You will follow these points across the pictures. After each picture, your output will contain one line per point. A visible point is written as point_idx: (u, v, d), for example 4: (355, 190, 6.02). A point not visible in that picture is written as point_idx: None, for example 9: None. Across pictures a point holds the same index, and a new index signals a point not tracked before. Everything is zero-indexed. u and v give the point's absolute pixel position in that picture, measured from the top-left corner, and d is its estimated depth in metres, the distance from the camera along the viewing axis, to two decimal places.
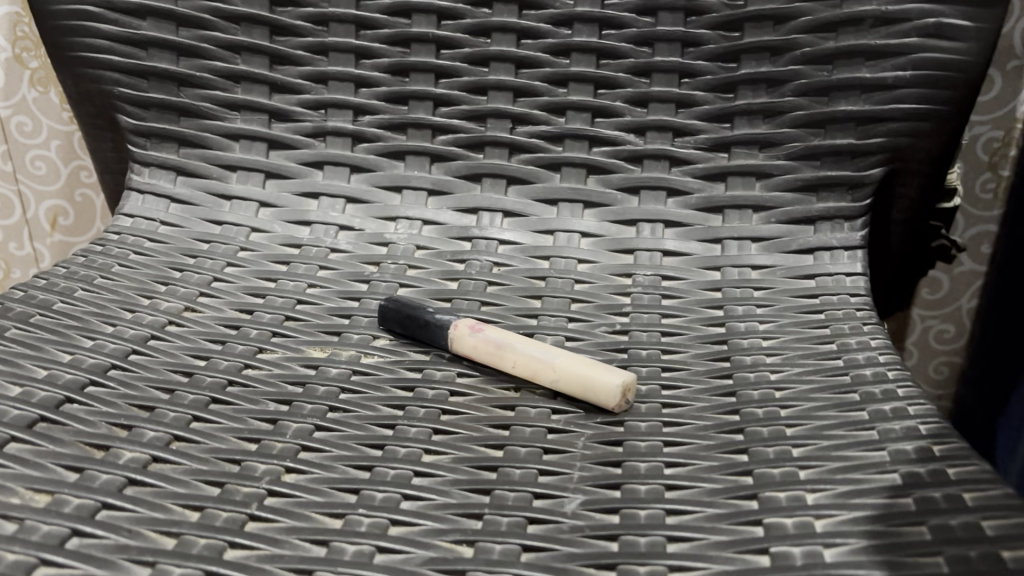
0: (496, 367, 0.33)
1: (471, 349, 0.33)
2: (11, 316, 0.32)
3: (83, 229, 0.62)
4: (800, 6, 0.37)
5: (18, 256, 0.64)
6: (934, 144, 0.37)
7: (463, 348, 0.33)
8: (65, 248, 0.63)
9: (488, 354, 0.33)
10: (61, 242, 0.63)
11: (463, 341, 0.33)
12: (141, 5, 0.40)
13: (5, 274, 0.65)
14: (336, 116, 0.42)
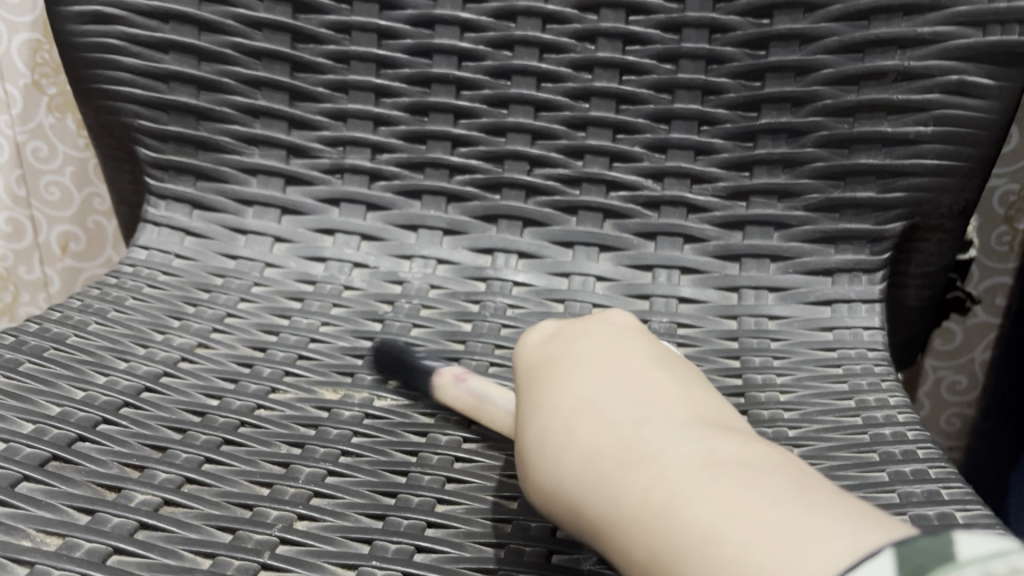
0: (475, 418, 0.31)
1: (453, 394, 0.32)
2: (25, 350, 0.32)
3: (93, 253, 0.63)
4: (823, 58, 0.37)
5: (26, 280, 0.64)
6: (954, 202, 0.37)
7: (446, 396, 0.32)
8: (73, 274, 0.64)
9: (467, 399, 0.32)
10: (70, 266, 0.63)
11: (444, 389, 0.32)
12: (163, 39, 0.40)
13: (13, 299, 0.65)
14: (353, 154, 0.42)
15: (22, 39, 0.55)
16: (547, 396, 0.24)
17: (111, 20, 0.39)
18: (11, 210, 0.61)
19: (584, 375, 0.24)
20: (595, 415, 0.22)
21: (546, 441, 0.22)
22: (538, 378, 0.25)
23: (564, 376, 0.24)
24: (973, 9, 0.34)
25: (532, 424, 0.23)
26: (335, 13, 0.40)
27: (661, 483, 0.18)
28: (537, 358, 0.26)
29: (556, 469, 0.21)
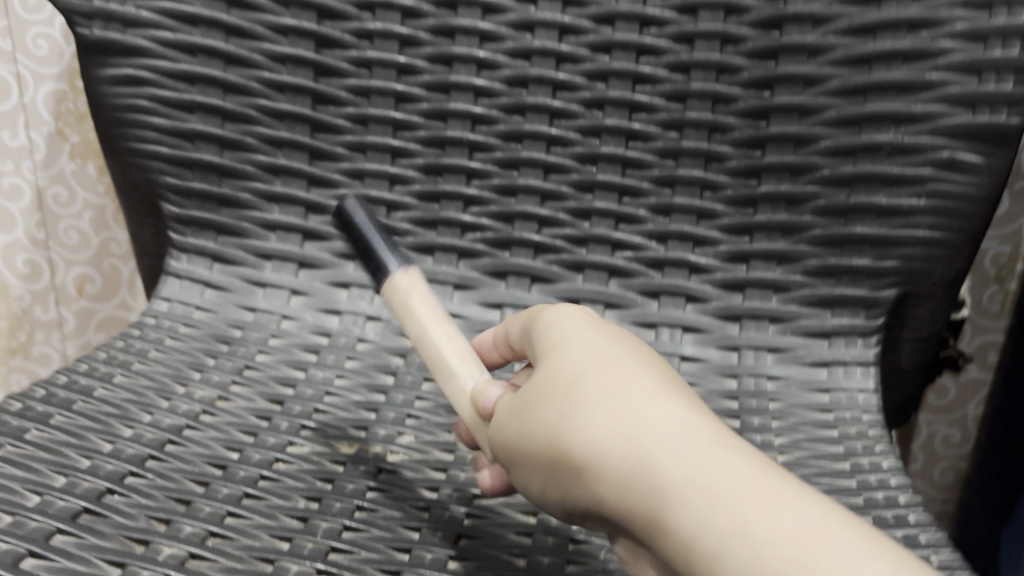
0: (425, 328, 0.32)
1: (411, 292, 0.33)
2: (55, 402, 0.33)
3: (108, 294, 0.65)
4: (820, 130, 0.39)
5: (43, 322, 0.65)
6: (946, 271, 0.39)
7: (404, 284, 0.33)
8: (87, 315, 0.66)
9: (420, 309, 0.33)
10: (86, 307, 0.65)
11: (401, 276, 0.34)
12: (191, 100, 0.42)
13: (28, 338, 0.66)
14: (369, 211, 0.44)
15: (47, 89, 0.57)
16: (576, 362, 0.25)
17: (142, 82, 0.41)
18: (31, 254, 0.62)
19: (613, 352, 0.25)
20: (623, 383, 0.23)
21: (563, 396, 0.24)
22: (550, 353, 0.27)
23: (575, 336, 0.27)
24: (963, 91, 0.35)
25: (552, 383, 0.25)
26: (355, 77, 0.42)
27: (668, 453, 0.20)
28: (556, 317, 0.30)
29: (568, 421, 0.23)
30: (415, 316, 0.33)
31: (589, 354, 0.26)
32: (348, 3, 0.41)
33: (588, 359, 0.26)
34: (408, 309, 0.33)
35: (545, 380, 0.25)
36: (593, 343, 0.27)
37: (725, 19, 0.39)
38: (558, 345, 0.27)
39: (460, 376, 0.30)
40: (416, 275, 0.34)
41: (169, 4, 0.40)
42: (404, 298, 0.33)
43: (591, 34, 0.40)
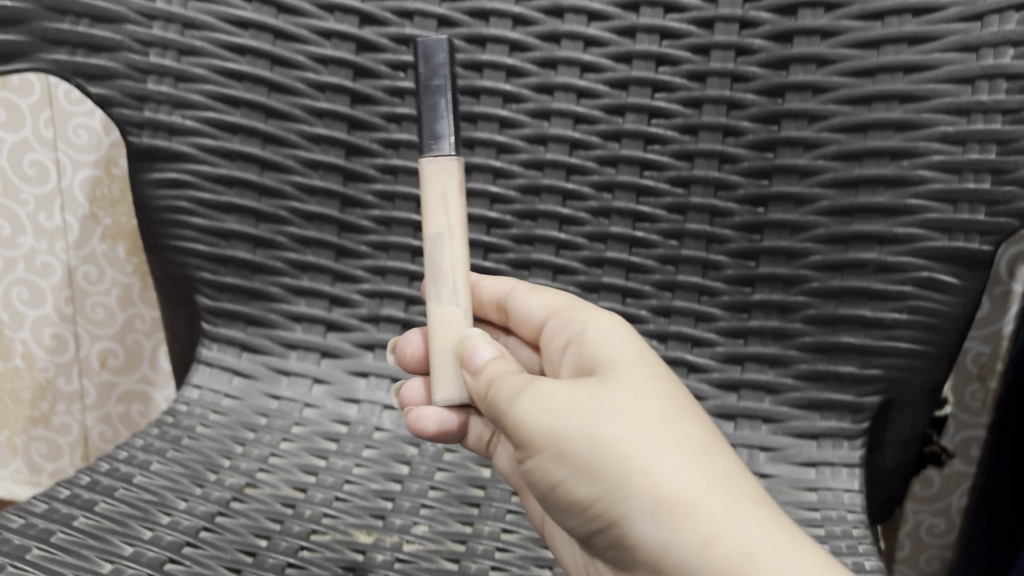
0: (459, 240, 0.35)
1: (458, 189, 0.35)
2: (100, 490, 0.37)
3: (131, 366, 0.79)
4: (811, 246, 0.42)
5: (63, 390, 0.82)
6: (926, 380, 0.42)
7: (455, 182, 0.35)
8: (108, 386, 0.81)
9: (456, 216, 0.35)
10: (106, 377, 0.80)
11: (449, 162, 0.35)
12: (228, 202, 0.45)
13: (51, 406, 0.83)
14: (389, 304, 0.47)
15: (85, 175, 0.69)
16: (662, 397, 0.29)
17: (184, 185, 0.45)
18: (58, 328, 0.78)
19: (687, 403, 0.29)
20: (706, 448, 0.27)
21: (648, 426, 0.27)
22: (638, 371, 0.30)
23: (658, 368, 0.31)
24: (941, 218, 0.39)
25: (635, 404, 0.28)
26: (381, 182, 0.45)
27: (756, 538, 0.24)
28: (636, 342, 0.33)
29: (650, 455, 0.26)
30: (450, 220, 0.35)
31: (671, 393, 0.29)
32: (376, 115, 0.44)
33: (671, 396, 0.29)
34: (450, 213, 0.35)
35: (625, 394, 0.29)
36: (670, 381, 0.30)
37: (723, 140, 0.42)
38: (641, 368, 0.30)
39: (456, 306, 0.35)
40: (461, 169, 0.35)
41: (211, 114, 0.44)
42: (451, 190, 0.35)
43: (599, 149, 0.44)
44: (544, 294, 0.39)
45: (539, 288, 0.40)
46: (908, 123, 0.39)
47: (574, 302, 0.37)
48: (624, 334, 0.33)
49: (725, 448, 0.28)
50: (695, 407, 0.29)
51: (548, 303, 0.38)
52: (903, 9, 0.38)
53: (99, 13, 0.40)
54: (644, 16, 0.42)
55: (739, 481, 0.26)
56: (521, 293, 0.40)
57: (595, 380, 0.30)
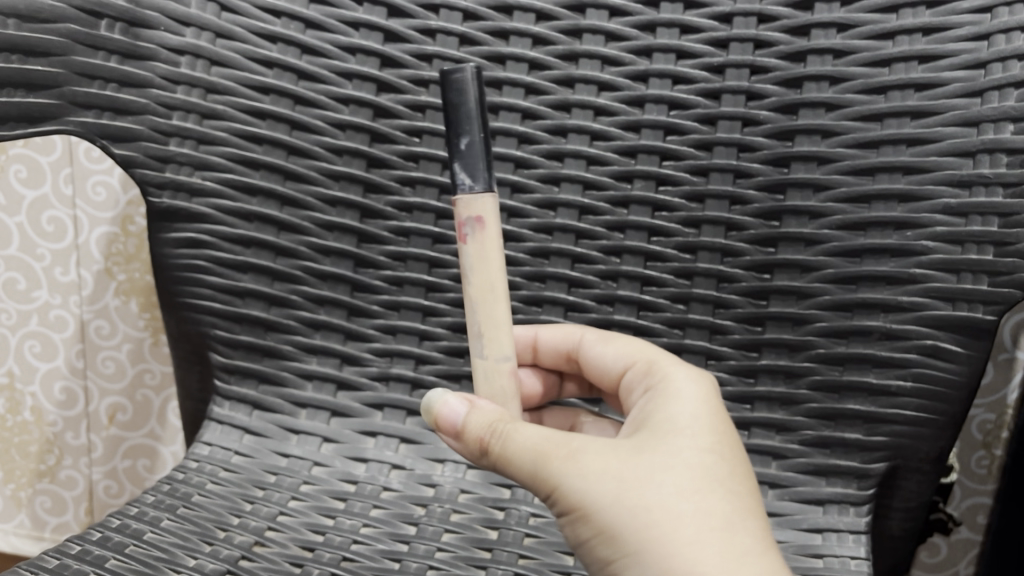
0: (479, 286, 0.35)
1: (479, 233, 0.35)
2: (111, 546, 0.39)
3: (138, 422, 0.80)
4: (816, 313, 0.43)
5: (71, 444, 0.83)
6: (931, 448, 0.42)
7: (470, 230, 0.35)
8: (115, 440, 0.81)
9: (476, 265, 0.35)
10: (113, 432, 0.81)
11: (474, 199, 0.34)
12: (244, 261, 0.46)
13: (57, 461, 0.84)
14: (399, 363, 0.47)
15: (102, 231, 0.72)
16: (697, 466, 0.30)
17: (202, 245, 0.45)
18: (67, 381, 0.79)
19: (725, 470, 0.30)
20: (731, 522, 0.28)
21: (671, 498, 0.28)
22: (680, 436, 0.31)
23: (702, 434, 0.31)
24: (943, 287, 0.40)
25: (663, 473, 0.29)
26: (393, 244, 0.46)
27: None
28: (686, 401, 0.33)
29: (668, 528, 0.28)
30: (470, 265, 0.35)
31: (709, 461, 0.30)
32: (392, 178, 0.45)
33: (707, 465, 0.30)
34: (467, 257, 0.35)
35: (657, 463, 0.30)
36: (714, 447, 0.31)
37: (729, 208, 0.43)
38: (684, 435, 0.31)
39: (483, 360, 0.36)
40: (485, 205, 0.34)
41: (231, 175, 0.45)
42: (471, 233, 0.35)
43: (607, 215, 0.45)
44: (618, 344, 0.40)
45: (612, 337, 0.41)
46: (910, 195, 0.40)
47: (652, 357, 0.38)
48: (679, 394, 0.34)
49: (752, 520, 0.29)
50: (733, 475, 0.30)
51: (624, 354, 0.39)
52: (906, 84, 0.39)
53: (127, 78, 0.41)
54: (653, 87, 0.43)
55: (756, 555, 0.28)
56: (593, 343, 0.41)
57: (632, 443, 0.31)
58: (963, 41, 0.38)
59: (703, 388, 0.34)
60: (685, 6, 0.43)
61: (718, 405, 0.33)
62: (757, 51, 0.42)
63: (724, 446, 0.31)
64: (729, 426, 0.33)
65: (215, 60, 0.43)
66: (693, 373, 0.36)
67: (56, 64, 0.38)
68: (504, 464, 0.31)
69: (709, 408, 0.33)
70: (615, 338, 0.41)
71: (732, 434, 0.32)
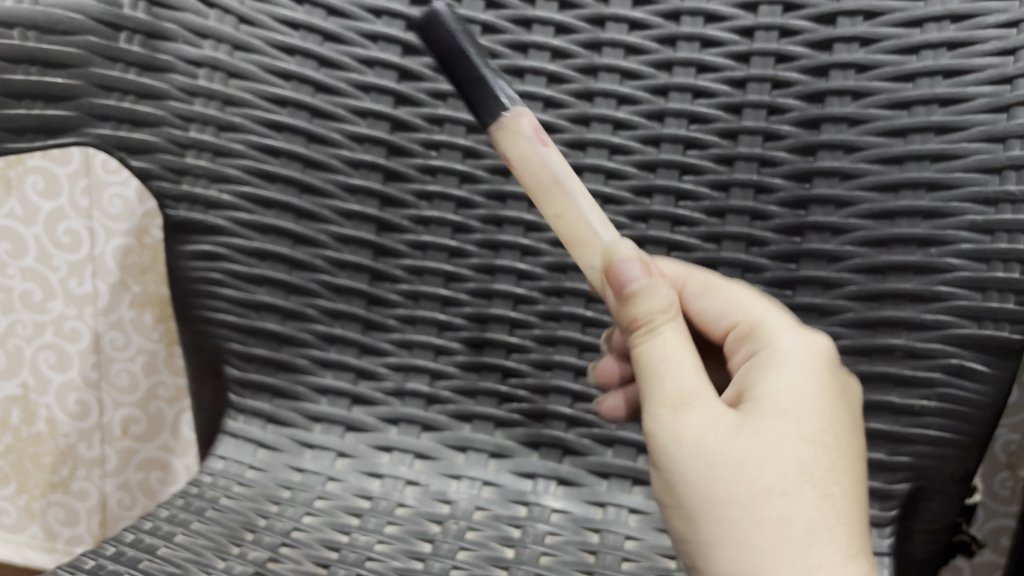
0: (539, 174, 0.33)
1: (515, 161, 0.33)
2: (124, 560, 0.39)
3: (152, 434, 0.80)
4: (839, 330, 0.42)
5: (84, 456, 0.83)
6: (956, 468, 0.41)
7: (511, 150, 0.33)
8: (129, 451, 0.81)
9: (530, 184, 0.33)
10: (127, 444, 0.81)
11: (491, 134, 0.33)
12: (260, 274, 0.46)
13: (70, 472, 0.84)
14: (414, 378, 0.47)
15: (117, 242, 0.72)
16: (802, 460, 0.31)
17: (218, 257, 0.45)
18: (82, 393, 0.80)
19: (826, 468, 0.31)
20: (816, 533, 0.30)
21: (766, 492, 0.30)
22: (795, 421, 0.31)
23: (815, 424, 0.32)
24: (969, 305, 0.39)
25: (766, 465, 0.30)
26: (410, 258, 0.46)
27: None
28: (807, 368, 0.33)
29: (749, 528, 0.30)
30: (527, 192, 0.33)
31: (811, 459, 0.31)
32: (408, 192, 0.45)
33: (809, 467, 0.31)
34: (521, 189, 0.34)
35: (761, 454, 0.30)
36: (818, 441, 0.31)
37: (750, 223, 0.43)
38: (799, 420, 0.31)
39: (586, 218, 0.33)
40: (507, 126, 0.32)
41: (247, 188, 0.45)
42: (512, 169, 0.33)
43: (626, 229, 0.44)
44: (720, 301, 0.38)
45: (717, 289, 0.38)
46: (934, 211, 0.39)
47: (760, 315, 0.36)
48: (793, 364, 0.33)
49: (841, 528, 0.30)
50: (833, 474, 0.31)
51: (718, 311, 0.37)
52: (930, 99, 0.38)
53: (145, 90, 0.41)
54: (673, 101, 0.43)
55: (837, 569, 0.29)
56: (696, 294, 0.38)
57: (740, 415, 0.32)
58: (988, 55, 0.38)
59: (817, 359, 0.34)
60: (705, 20, 0.42)
61: (832, 381, 0.33)
62: (779, 65, 0.42)
63: (831, 440, 0.32)
64: (841, 407, 0.33)
65: (233, 72, 0.43)
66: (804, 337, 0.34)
67: (74, 77, 0.38)
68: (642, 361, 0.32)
69: (823, 386, 0.33)
70: (723, 283, 0.38)
71: (841, 417, 0.33)
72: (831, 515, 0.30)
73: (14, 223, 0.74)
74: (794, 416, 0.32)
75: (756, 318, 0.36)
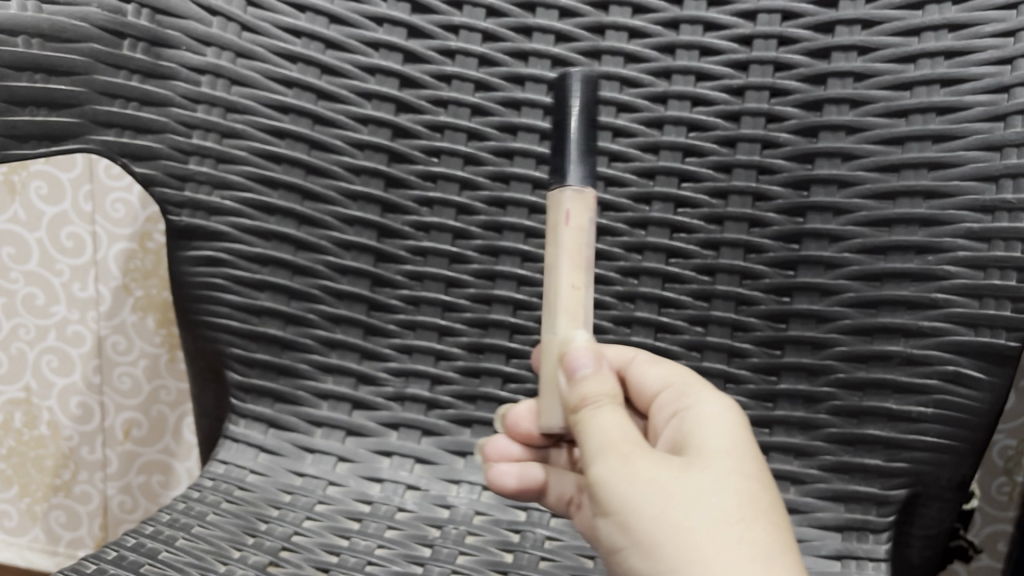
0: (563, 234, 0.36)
1: (568, 220, 0.35)
2: (125, 564, 0.39)
3: (153, 438, 0.81)
4: (836, 336, 0.42)
5: (86, 459, 0.83)
6: (952, 474, 0.41)
7: (569, 211, 0.35)
8: (131, 455, 0.82)
9: (566, 245, 0.35)
10: (129, 448, 0.82)
11: (561, 188, 0.36)
12: (261, 279, 0.46)
13: (72, 475, 0.84)
14: (414, 383, 0.47)
15: (120, 246, 0.72)
16: (745, 491, 0.29)
17: (220, 263, 0.46)
18: (84, 397, 0.80)
19: (769, 502, 0.29)
20: (772, 554, 0.27)
21: (714, 518, 0.28)
22: (730, 460, 0.30)
23: (751, 463, 0.30)
24: (966, 312, 0.39)
25: (709, 493, 0.28)
26: (411, 263, 0.46)
27: None
28: (733, 420, 0.32)
29: (704, 555, 0.27)
30: (557, 251, 0.36)
31: (755, 491, 0.29)
32: (408, 199, 0.46)
33: (755, 496, 0.29)
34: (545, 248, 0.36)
35: (707, 484, 0.29)
36: (758, 476, 0.30)
37: (748, 231, 0.43)
38: (734, 460, 0.30)
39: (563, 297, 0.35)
40: (583, 195, 0.36)
41: (250, 194, 0.45)
42: (556, 226, 0.36)
43: (625, 236, 0.45)
44: (660, 368, 0.38)
45: (660, 362, 0.38)
46: (932, 219, 0.39)
47: (692, 384, 0.36)
48: (719, 418, 0.33)
49: (794, 557, 0.28)
50: (776, 509, 0.29)
51: (655, 378, 0.37)
52: (927, 108, 0.39)
53: (148, 96, 0.41)
54: (672, 108, 0.43)
55: None
56: (639, 364, 0.39)
57: (680, 460, 0.30)
58: (985, 64, 0.38)
59: (741, 415, 0.33)
60: (705, 28, 0.43)
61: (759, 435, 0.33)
62: (777, 73, 0.42)
63: (770, 481, 0.30)
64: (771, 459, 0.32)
65: (236, 79, 0.43)
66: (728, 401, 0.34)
67: (79, 83, 0.38)
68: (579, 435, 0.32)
69: (752, 437, 0.32)
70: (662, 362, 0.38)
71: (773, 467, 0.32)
72: (783, 544, 0.28)
73: (18, 227, 0.74)
74: (728, 456, 0.30)
75: (689, 384, 0.36)
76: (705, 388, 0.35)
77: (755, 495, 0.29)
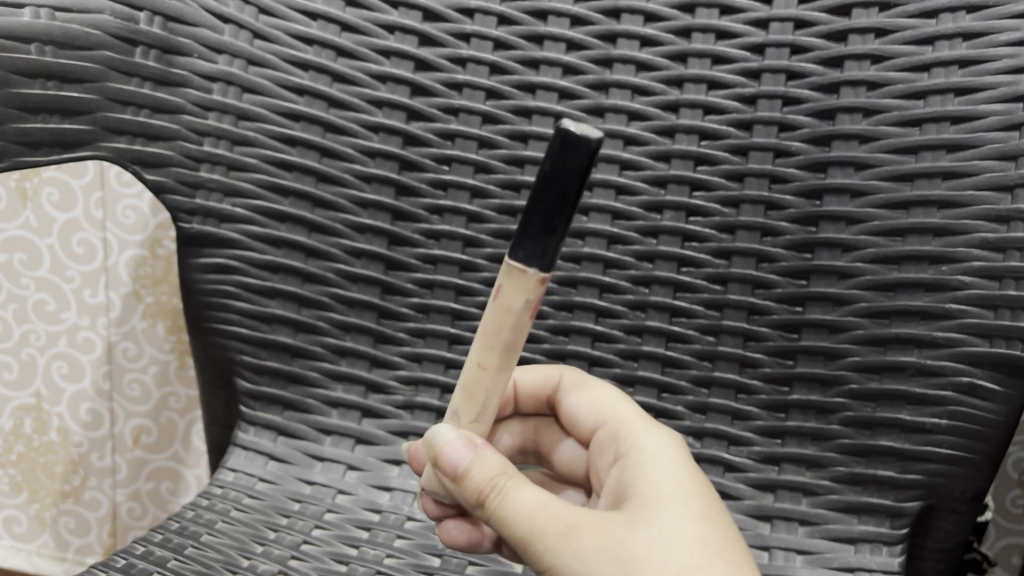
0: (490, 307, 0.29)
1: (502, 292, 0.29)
2: (134, 573, 0.39)
3: (163, 444, 0.81)
4: (849, 346, 0.42)
5: (95, 466, 0.83)
6: (967, 486, 0.41)
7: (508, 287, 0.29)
8: (141, 461, 0.82)
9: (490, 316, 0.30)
10: (138, 454, 0.82)
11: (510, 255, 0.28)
12: (272, 287, 0.46)
13: (81, 481, 0.84)
14: (424, 392, 0.47)
15: (130, 253, 0.72)
16: (696, 536, 0.30)
17: (231, 270, 0.46)
18: (94, 403, 0.80)
19: (721, 542, 0.31)
20: None
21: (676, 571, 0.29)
22: (676, 504, 0.32)
23: (696, 502, 0.32)
24: (981, 323, 0.39)
25: (666, 546, 0.29)
26: (421, 271, 0.46)
27: None
28: (672, 460, 0.34)
29: None
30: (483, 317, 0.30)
31: (706, 533, 0.31)
32: (420, 207, 0.45)
33: (706, 538, 0.30)
34: (474, 344, 0.31)
35: (660, 538, 0.30)
36: (705, 515, 0.32)
37: (760, 240, 0.43)
38: (680, 502, 0.32)
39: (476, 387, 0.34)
40: (529, 282, 0.28)
41: (261, 203, 0.45)
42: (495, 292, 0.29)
43: (636, 245, 0.44)
44: (591, 397, 0.40)
45: (586, 386, 0.41)
46: (945, 229, 0.39)
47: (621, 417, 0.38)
48: (659, 457, 0.35)
49: None
50: (727, 545, 0.31)
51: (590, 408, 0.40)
52: (942, 117, 0.39)
53: (160, 104, 0.41)
54: (684, 117, 0.43)
55: None
56: (570, 391, 0.41)
57: (630, 515, 0.31)
58: (1000, 74, 0.38)
59: (674, 450, 0.35)
60: (717, 36, 0.43)
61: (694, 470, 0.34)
62: (790, 82, 0.42)
63: (715, 515, 0.32)
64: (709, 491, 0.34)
65: (248, 87, 0.44)
66: (662, 435, 0.36)
67: (91, 91, 0.38)
68: (496, 521, 0.31)
69: (690, 473, 0.34)
70: (585, 387, 0.41)
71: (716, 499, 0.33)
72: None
73: (28, 233, 0.74)
74: (673, 500, 0.32)
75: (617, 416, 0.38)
76: (632, 420, 0.38)
77: (707, 538, 0.30)
